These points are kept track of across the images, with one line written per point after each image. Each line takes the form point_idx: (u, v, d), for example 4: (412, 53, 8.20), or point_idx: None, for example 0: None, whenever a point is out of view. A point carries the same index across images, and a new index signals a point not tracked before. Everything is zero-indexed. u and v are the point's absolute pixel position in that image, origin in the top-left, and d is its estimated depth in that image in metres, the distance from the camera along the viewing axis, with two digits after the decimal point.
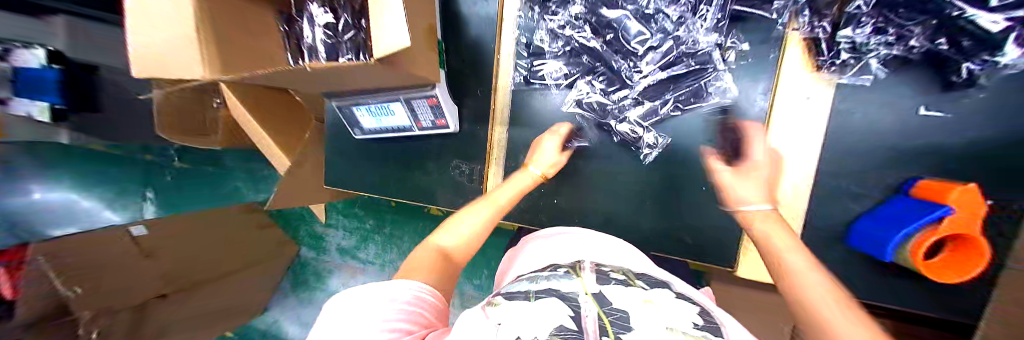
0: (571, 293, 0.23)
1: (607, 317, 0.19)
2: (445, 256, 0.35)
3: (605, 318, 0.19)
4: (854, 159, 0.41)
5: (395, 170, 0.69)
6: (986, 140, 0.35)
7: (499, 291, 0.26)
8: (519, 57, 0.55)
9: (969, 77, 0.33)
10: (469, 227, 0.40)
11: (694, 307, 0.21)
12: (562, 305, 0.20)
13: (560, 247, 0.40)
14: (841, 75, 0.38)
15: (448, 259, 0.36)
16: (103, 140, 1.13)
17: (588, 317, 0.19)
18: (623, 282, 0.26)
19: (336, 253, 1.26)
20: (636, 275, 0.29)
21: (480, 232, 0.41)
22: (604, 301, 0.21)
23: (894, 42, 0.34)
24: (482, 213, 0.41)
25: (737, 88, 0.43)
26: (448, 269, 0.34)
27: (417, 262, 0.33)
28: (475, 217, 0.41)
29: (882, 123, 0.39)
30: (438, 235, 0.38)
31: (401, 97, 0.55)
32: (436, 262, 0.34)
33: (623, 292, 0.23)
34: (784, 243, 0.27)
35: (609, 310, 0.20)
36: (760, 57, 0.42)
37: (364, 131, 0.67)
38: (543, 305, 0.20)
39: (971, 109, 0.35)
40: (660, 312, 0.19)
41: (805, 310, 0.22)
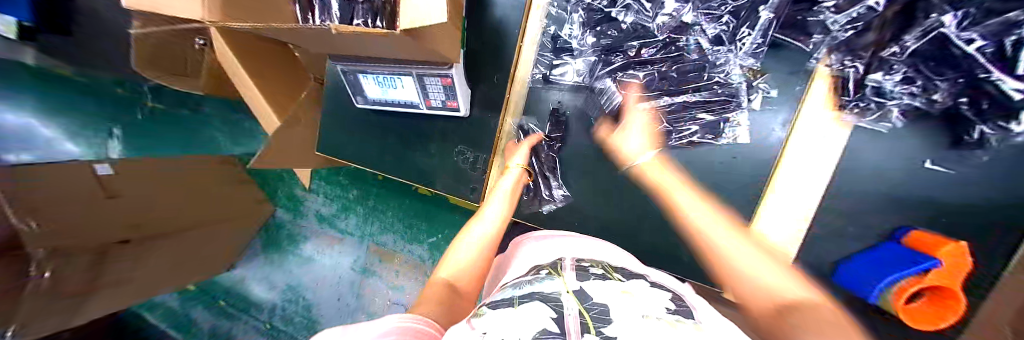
0: (553, 294, 0.24)
1: (589, 312, 0.21)
2: (453, 287, 0.35)
3: (587, 314, 0.21)
4: (855, 202, 0.42)
5: (394, 146, 0.66)
6: (986, 199, 0.36)
7: (484, 301, 0.26)
8: (542, 50, 0.53)
9: (980, 138, 0.34)
10: (469, 252, 0.41)
11: (666, 294, 0.25)
12: (546, 307, 0.21)
13: (557, 249, 0.40)
14: (861, 119, 0.39)
15: (454, 287, 0.35)
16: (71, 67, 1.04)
17: (569, 317, 0.20)
18: (601, 275, 0.28)
19: (314, 217, 1.23)
20: (613, 270, 0.31)
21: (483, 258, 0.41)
22: (585, 297, 0.23)
23: (918, 94, 0.35)
24: (480, 231, 0.45)
25: (757, 118, 0.43)
26: (456, 299, 0.34)
27: (425, 297, 0.33)
28: (474, 236, 0.44)
29: (890, 171, 0.40)
30: (443, 270, 0.38)
31: (414, 72, 0.52)
32: (443, 294, 0.33)
33: (601, 286, 0.25)
34: (725, 236, 0.33)
35: (591, 305, 0.22)
36: (786, 88, 0.41)
37: (366, 100, 0.63)
38: (528, 310, 0.21)
39: (975, 169, 0.36)
40: (636, 303, 0.22)
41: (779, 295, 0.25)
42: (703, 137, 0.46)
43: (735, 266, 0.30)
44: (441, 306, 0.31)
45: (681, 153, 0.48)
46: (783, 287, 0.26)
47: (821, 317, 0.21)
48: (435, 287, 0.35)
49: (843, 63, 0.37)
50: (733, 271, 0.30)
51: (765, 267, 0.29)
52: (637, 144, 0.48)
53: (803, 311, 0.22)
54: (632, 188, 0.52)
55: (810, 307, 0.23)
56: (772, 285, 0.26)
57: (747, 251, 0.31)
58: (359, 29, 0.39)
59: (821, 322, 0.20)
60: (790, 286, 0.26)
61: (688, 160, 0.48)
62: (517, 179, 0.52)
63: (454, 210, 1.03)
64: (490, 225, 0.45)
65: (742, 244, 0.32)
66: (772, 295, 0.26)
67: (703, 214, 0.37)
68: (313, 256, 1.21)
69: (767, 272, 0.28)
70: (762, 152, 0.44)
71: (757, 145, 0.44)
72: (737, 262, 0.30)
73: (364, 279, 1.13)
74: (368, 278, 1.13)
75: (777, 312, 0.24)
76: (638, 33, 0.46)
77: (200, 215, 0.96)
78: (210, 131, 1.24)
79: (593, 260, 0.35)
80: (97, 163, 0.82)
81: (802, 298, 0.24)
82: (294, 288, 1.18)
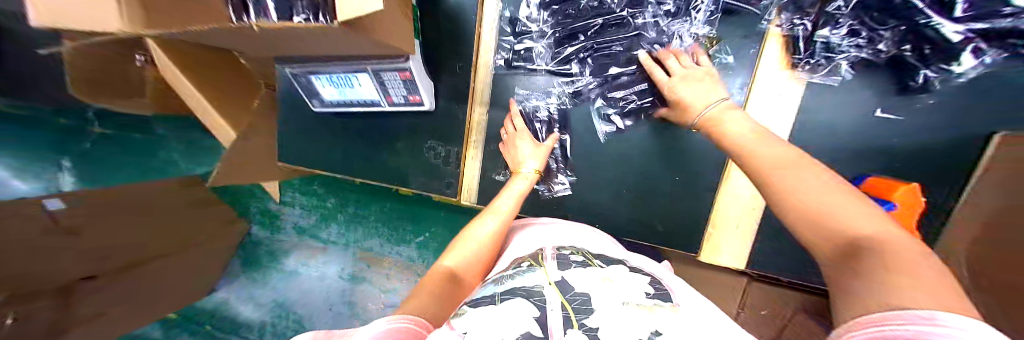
0: (535, 288, 0.22)
1: (571, 304, 0.20)
2: (454, 277, 0.35)
3: (569, 306, 0.20)
4: (817, 156, 0.43)
5: (361, 148, 0.63)
6: (932, 141, 0.38)
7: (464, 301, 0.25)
8: (502, 34, 0.51)
9: (924, 83, 0.36)
10: (473, 245, 0.40)
11: (645, 278, 0.25)
12: (528, 304, 0.20)
13: (541, 236, 0.39)
14: (813, 74, 0.40)
15: (454, 277, 0.35)
16: None
17: (553, 313, 0.20)
18: (583, 263, 0.27)
19: (293, 231, 1.18)
20: (593, 256, 0.30)
21: (489, 249, 0.40)
22: (566, 287, 0.22)
23: (864, 45, 0.36)
24: (490, 225, 0.42)
25: (714, 84, 0.44)
26: (456, 290, 0.33)
27: (425, 285, 0.33)
28: (483, 230, 0.41)
29: (843, 124, 0.41)
30: (448, 257, 0.38)
31: (370, 67, 0.49)
32: (445, 287, 0.33)
33: (582, 273, 0.24)
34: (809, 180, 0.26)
35: (573, 297, 0.21)
36: (741, 52, 0.42)
37: (325, 103, 0.60)
38: (512, 309, 0.20)
39: (918, 112, 0.38)
40: (619, 290, 0.21)
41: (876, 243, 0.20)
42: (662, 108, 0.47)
43: (805, 199, 0.24)
44: (437, 296, 0.31)
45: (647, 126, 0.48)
46: (854, 218, 0.21)
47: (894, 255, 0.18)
48: (439, 277, 0.34)
49: (795, 22, 0.38)
50: (812, 217, 0.24)
51: (841, 199, 0.23)
52: (692, 94, 0.39)
53: (870, 253, 0.19)
54: (605, 165, 0.52)
55: (884, 246, 0.19)
56: (838, 218, 0.22)
57: (837, 194, 0.24)
58: (290, 23, 0.36)
59: (890, 261, 0.18)
60: (860, 219, 0.21)
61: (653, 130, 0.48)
62: (531, 183, 0.48)
63: (437, 207, 1.01)
64: (497, 222, 0.42)
65: (814, 176, 0.26)
66: (836, 236, 0.22)
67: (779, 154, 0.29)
68: (297, 270, 1.17)
69: (842, 204, 0.22)
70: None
71: (721, 110, 0.44)
72: (805, 195, 0.25)
73: (355, 286, 1.10)
74: (358, 286, 1.10)
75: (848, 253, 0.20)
76: (597, 9, 0.44)
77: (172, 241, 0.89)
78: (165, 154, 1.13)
79: (573, 246, 0.33)
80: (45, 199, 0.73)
81: (877, 236, 0.20)
82: None
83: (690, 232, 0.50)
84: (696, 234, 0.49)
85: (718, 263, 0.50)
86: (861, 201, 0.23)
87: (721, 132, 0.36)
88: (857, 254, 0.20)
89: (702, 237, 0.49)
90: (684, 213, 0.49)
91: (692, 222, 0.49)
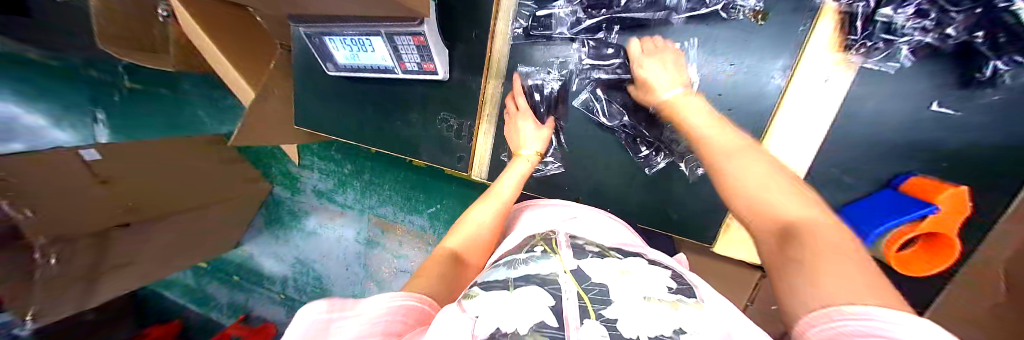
0: (550, 276, 0.22)
1: (588, 294, 0.20)
2: (458, 258, 0.35)
3: (586, 296, 0.20)
4: (849, 151, 0.40)
5: (375, 116, 0.63)
6: (993, 142, 0.35)
7: (476, 282, 0.25)
8: (523, 1, 0.48)
9: (993, 75, 0.32)
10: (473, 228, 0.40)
11: (666, 271, 0.24)
12: (543, 293, 0.20)
13: (554, 216, 0.39)
14: (866, 59, 0.36)
15: (460, 259, 0.35)
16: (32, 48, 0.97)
17: (569, 303, 0.19)
18: (599, 253, 0.27)
19: (312, 193, 1.22)
20: (609, 247, 0.29)
21: (490, 228, 0.40)
22: (582, 277, 0.22)
23: (930, 28, 0.32)
24: (488, 209, 0.43)
25: (753, 65, 0.40)
26: (461, 271, 0.34)
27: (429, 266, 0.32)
28: (482, 214, 0.42)
29: (890, 116, 0.37)
30: (449, 240, 0.38)
31: (384, 31, 0.48)
32: (446, 266, 0.32)
33: (599, 265, 0.24)
34: (745, 165, 0.25)
35: (589, 286, 0.21)
36: (788, 30, 0.37)
37: (338, 67, 0.59)
38: (525, 295, 0.20)
39: (983, 109, 0.34)
40: (637, 283, 0.21)
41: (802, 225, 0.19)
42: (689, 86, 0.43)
43: (744, 188, 0.24)
44: (434, 276, 0.30)
45: None
46: (784, 204, 0.21)
47: (823, 245, 0.17)
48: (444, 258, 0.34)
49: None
50: (754, 208, 0.23)
51: (778, 187, 0.23)
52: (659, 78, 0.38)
53: (799, 236, 0.19)
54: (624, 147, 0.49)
55: (812, 229, 0.19)
56: (768, 204, 0.22)
57: (771, 179, 0.23)
58: None
59: (816, 249, 0.17)
60: (789, 207, 0.21)
61: None
62: (531, 165, 0.49)
63: (447, 181, 1.02)
64: (498, 204, 0.43)
65: (755, 162, 0.26)
66: (774, 219, 0.21)
67: (724, 141, 0.29)
68: (316, 230, 1.23)
69: (776, 197, 0.22)
70: (759, 102, 0.41)
71: (757, 96, 0.41)
72: (746, 183, 0.24)
73: (369, 250, 1.16)
74: (374, 250, 1.15)
75: (781, 236, 0.20)
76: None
77: (190, 197, 0.91)
78: (190, 111, 1.15)
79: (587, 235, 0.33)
80: (82, 149, 0.77)
81: (806, 219, 0.20)
82: (303, 262, 1.22)
83: (706, 222, 0.48)
84: (710, 224, 0.48)
85: (729, 255, 0.49)
86: (800, 192, 0.23)
87: (684, 121, 0.35)
88: (787, 239, 0.19)
89: (717, 228, 0.48)
90: (701, 203, 0.48)
91: (708, 212, 0.48)
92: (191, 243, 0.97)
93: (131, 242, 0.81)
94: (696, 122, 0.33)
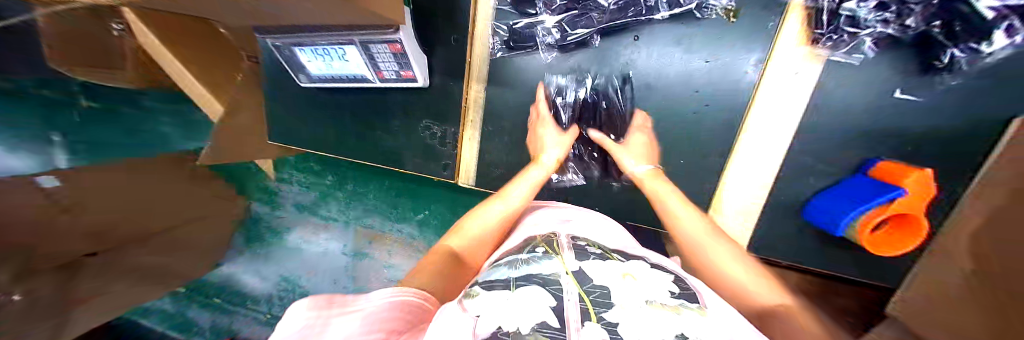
0: (551, 276, 0.22)
1: (589, 296, 0.20)
2: (456, 258, 0.33)
3: (587, 298, 0.20)
4: (821, 139, 0.41)
5: (355, 127, 0.61)
6: (951, 125, 0.37)
7: (476, 281, 0.24)
8: (501, 3, 0.47)
9: (950, 63, 0.34)
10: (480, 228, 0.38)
11: (668, 275, 0.24)
12: (544, 293, 0.20)
13: (552, 217, 0.37)
14: (834, 52, 0.37)
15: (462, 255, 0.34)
16: None
17: (570, 304, 0.19)
18: (601, 255, 0.27)
19: (292, 208, 1.15)
20: (612, 248, 0.29)
21: (494, 230, 0.38)
22: (583, 278, 0.22)
23: (891, 20, 0.33)
24: (496, 211, 0.40)
25: (729, 60, 0.41)
26: (460, 270, 0.32)
27: (431, 263, 0.32)
28: (491, 213, 0.40)
29: (857, 105, 0.39)
30: (451, 239, 0.37)
31: (357, 40, 0.46)
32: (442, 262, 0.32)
33: (600, 266, 0.24)
34: (722, 250, 0.32)
35: (590, 288, 0.21)
36: (759, 25, 0.39)
37: (313, 78, 0.56)
38: (527, 296, 0.19)
39: (941, 95, 0.36)
40: (639, 285, 0.21)
41: (755, 301, 0.25)
42: (669, 83, 0.45)
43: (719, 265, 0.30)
44: (435, 275, 0.30)
45: (660, 103, 0.46)
46: (748, 282, 0.27)
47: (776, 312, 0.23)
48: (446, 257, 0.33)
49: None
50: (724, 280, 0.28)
51: (739, 266, 0.29)
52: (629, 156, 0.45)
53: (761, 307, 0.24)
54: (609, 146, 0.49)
55: (771, 304, 0.24)
56: (735, 278, 0.28)
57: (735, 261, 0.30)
58: None
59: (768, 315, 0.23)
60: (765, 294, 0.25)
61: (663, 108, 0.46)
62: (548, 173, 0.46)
63: (435, 186, 1.01)
64: (504, 208, 0.41)
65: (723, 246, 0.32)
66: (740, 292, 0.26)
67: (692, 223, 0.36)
68: None
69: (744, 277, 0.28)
70: (734, 96, 0.42)
71: (733, 90, 0.42)
72: (716, 262, 0.30)
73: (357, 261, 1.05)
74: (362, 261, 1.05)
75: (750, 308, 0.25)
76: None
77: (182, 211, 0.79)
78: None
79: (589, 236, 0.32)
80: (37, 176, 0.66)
81: (768, 298, 0.25)
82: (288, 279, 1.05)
83: None
84: None
85: None
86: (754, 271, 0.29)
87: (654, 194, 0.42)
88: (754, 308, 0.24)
89: None
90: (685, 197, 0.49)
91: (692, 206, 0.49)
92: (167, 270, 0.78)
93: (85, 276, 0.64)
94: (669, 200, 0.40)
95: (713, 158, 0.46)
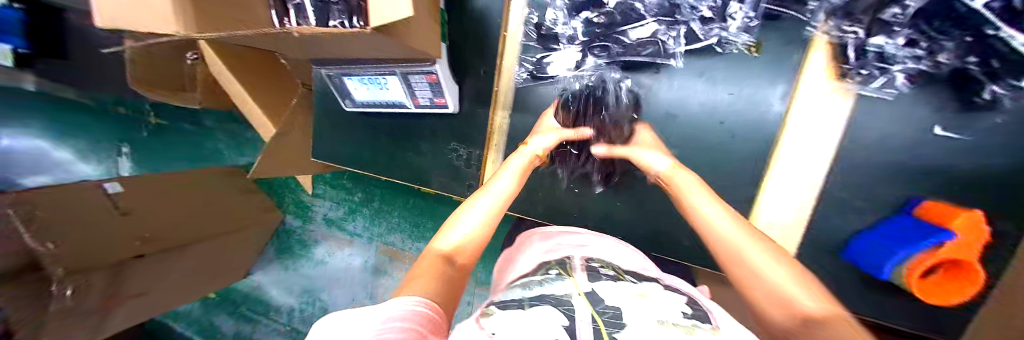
0: (564, 296, 0.23)
1: (602, 317, 0.21)
2: (446, 259, 0.30)
3: (599, 318, 0.20)
4: (857, 173, 0.40)
5: (387, 148, 0.65)
6: (1011, 165, 0.34)
7: (493, 301, 0.26)
8: (527, 39, 0.51)
9: (993, 99, 0.32)
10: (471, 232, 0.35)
11: (681, 298, 0.24)
12: (558, 313, 0.21)
13: (563, 242, 0.38)
14: (864, 86, 0.37)
15: (453, 262, 0.30)
16: (75, 90, 1.06)
17: (583, 323, 0.20)
18: (613, 277, 0.27)
19: (322, 222, 1.24)
20: (624, 270, 0.30)
21: (486, 228, 0.36)
22: (596, 300, 0.23)
23: (923, 56, 0.33)
24: (483, 206, 0.38)
25: (753, 92, 0.42)
26: (450, 275, 0.29)
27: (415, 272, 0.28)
28: (479, 209, 0.37)
29: (894, 139, 0.38)
30: (439, 240, 0.33)
31: (398, 70, 0.51)
32: (435, 265, 0.29)
33: (613, 288, 0.25)
34: (753, 245, 0.26)
35: (603, 309, 0.21)
36: (783, 60, 0.39)
37: (355, 103, 0.62)
38: (540, 315, 0.20)
39: (993, 133, 0.34)
40: (653, 307, 0.21)
41: (806, 312, 0.19)
42: (694, 112, 0.45)
43: (753, 272, 0.24)
44: (439, 280, 0.27)
45: (683, 132, 0.46)
46: (789, 288, 0.21)
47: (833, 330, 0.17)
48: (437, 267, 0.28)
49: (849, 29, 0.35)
50: (769, 290, 0.23)
51: (770, 261, 0.24)
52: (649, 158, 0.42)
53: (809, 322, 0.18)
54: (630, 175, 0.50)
55: (825, 319, 0.18)
56: (774, 284, 0.22)
57: (763, 258, 0.25)
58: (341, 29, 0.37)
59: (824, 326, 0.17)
60: (789, 284, 0.22)
61: (687, 137, 0.46)
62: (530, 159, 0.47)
63: (455, 206, 1.03)
64: (492, 200, 0.39)
65: (758, 247, 0.26)
66: (783, 304, 0.21)
67: (717, 216, 0.31)
68: (323, 258, 1.23)
69: (780, 277, 0.23)
70: (761, 127, 0.42)
71: (760, 120, 0.42)
72: (750, 268, 0.25)
73: (377, 278, 1.15)
74: (380, 278, 1.14)
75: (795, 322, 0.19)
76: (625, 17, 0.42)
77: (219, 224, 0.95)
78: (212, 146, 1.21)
79: (602, 259, 0.33)
80: (103, 183, 0.83)
81: (821, 312, 0.19)
82: (310, 291, 1.22)
83: None
84: None
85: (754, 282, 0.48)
86: (803, 277, 0.23)
87: (681, 191, 0.37)
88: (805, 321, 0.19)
89: None
90: None
91: None
92: (205, 275, 0.96)
93: (145, 271, 0.79)
94: (689, 192, 0.35)
95: (740, 189, 0.45)
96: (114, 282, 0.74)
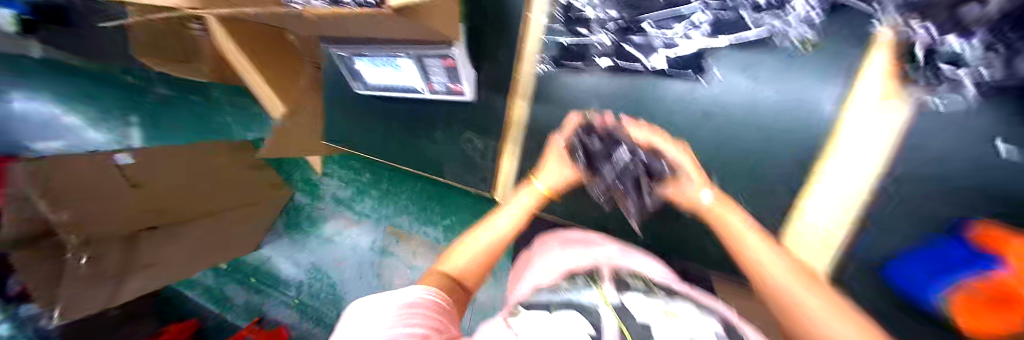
0: (590, 306, 0.21)
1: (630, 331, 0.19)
2: (451, 280, 0.30)
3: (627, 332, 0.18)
4: (904, 190, 0.37)
5: (399, 134, 0.63)
6: None
7: (519, 302, 0.25)
8: (553, 22, 0.47)
9: None
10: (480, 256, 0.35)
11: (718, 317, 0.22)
12: (583, 322, 0.19)
13: (585, 253, 0.36)
14: (931, 92, 0.32)
15: (460, 284, 0.30)
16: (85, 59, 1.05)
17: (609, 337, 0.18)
18: (645, 291, 0.25)
19: (330, 201, 1.24)
20: (657, 285, 0.28)
21: (489, 252, 0.35)
22: (625, 312, 0.21)
23: (998, 65, 0.28)
24: (491, 231, 0.37)
25: (800, 92, 0.38)
26: (455, 296, 0.29)
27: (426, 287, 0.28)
28: (481, 237, 0.36)
29: (952, 161, 0.33)
30: (444, 262, 0.33)
31: (413, 54, 0.48)
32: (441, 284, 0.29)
33: (642, 302, 0.23)
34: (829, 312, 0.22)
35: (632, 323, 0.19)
36: (839, 59, 0.35)
37: (367, 86, 0.59)
38: (563, 322, 0.19)
39: None
40: (687, 325, 0.19)
41: None
42: (730, 110, 0.43)
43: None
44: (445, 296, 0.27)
45: (715, 131, 0.44)
46: None
47: None
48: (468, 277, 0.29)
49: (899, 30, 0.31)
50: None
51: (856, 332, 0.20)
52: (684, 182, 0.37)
53: None
54: None
55: None
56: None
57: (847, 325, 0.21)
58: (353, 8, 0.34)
59: None
60: None
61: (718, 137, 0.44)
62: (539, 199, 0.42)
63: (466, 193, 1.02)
64: (503, 227, 0.38)
65: (817, 292, 0.24)
66: None
67: (767, 255, 0.27)
68: (332, 236, 1.25)
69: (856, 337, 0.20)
70: (804, 129, 0.39)
71: (809, 122, 0.39)
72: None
73: (383, 259, 1.16)
74: (386, 259, 1.15)
75: None
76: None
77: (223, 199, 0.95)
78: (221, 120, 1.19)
79: (632, 271, 0.31)
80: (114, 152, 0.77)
81: None
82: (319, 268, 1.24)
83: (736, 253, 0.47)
84: None
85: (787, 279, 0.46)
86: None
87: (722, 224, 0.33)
88: None
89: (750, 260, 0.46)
90: None
91: None
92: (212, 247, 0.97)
93: (155, 244, 0.79)
94: (730, 223, 0.32)
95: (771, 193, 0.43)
96: (127, 260, 0.75)
